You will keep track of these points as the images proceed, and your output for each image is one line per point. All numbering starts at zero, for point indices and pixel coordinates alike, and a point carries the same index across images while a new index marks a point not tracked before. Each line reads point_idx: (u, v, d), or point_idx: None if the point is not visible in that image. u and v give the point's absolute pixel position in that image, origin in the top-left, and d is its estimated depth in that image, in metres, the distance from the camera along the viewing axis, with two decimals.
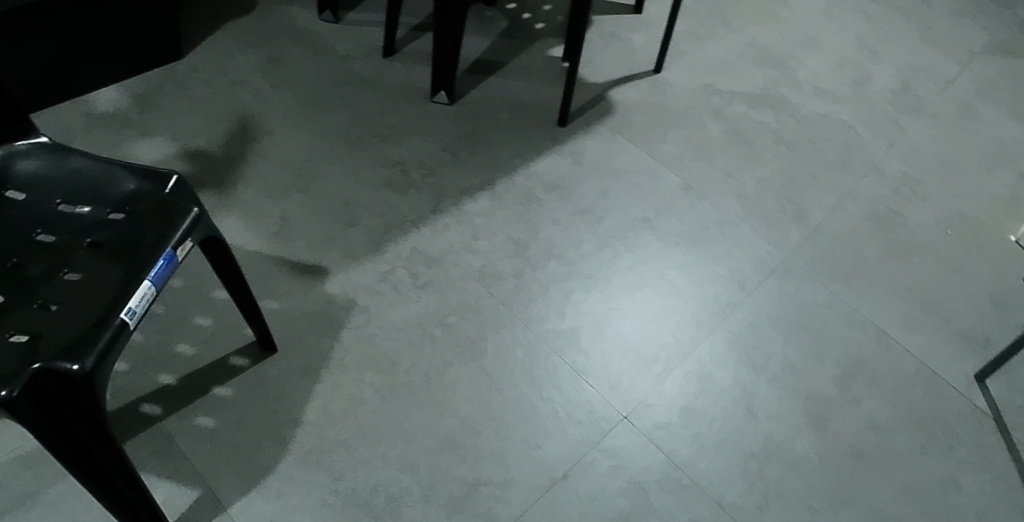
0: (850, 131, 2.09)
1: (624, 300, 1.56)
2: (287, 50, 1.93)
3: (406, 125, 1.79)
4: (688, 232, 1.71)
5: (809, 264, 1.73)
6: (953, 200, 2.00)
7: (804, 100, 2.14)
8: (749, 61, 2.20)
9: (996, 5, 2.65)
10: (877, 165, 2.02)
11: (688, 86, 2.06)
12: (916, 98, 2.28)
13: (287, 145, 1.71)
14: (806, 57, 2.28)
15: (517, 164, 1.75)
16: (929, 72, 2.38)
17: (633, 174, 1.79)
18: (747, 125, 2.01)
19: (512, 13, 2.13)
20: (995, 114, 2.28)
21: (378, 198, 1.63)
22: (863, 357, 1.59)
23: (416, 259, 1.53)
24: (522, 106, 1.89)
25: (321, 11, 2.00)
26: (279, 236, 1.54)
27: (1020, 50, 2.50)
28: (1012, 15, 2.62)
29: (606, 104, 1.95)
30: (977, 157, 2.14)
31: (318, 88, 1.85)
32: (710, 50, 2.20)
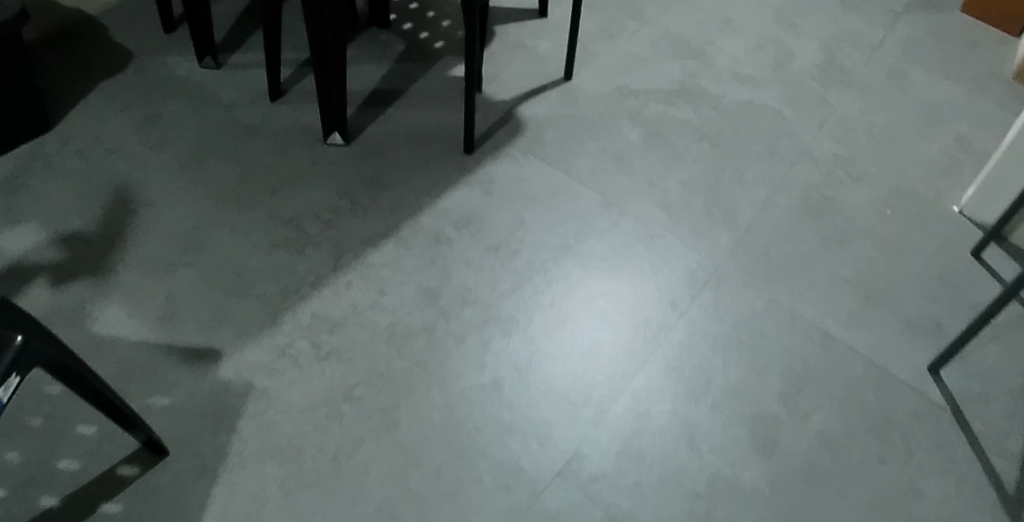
0: (776, 116, 2.00)
1: (548, 340, 1.45)
2: (166, 105, 1.76)
3: (300, 174, 1.65)
4: (612, 254, 1.60)
5: (744, 271, 1.63)
6: (889, 175, 1.93)
7: (725, 89, 2.04)
8: (663, 54, 2.10)
9: None
10: (806, 149, 1.93)
11: (601, 91, 1.95)
12: (841, 70, 2.21)
13: (170, 213, 1.57)
14: (722, 41, 2.18)
15: (422, 202, 1.63)
16: (854, 40, 2.33)
17: (548, 197, 1.68)
18: (666, 125, 1.90)
19: (408, 35, 2.00)
20: (921, 79, 2.26)
21: (274, 262, 1.50)
22: (809, 366, 1.50)
23: (318, 326, 1.41)
24: (425, 136, 1.76)
25: (200, 57, 1.84)
26: (165, 320, 1.41)
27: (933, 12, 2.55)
28: None
29: (516, 121, 1.83)
30: (908, 126, 2.09)
31: (202, 144, 1.70)
32: (621, 47, 2.09)
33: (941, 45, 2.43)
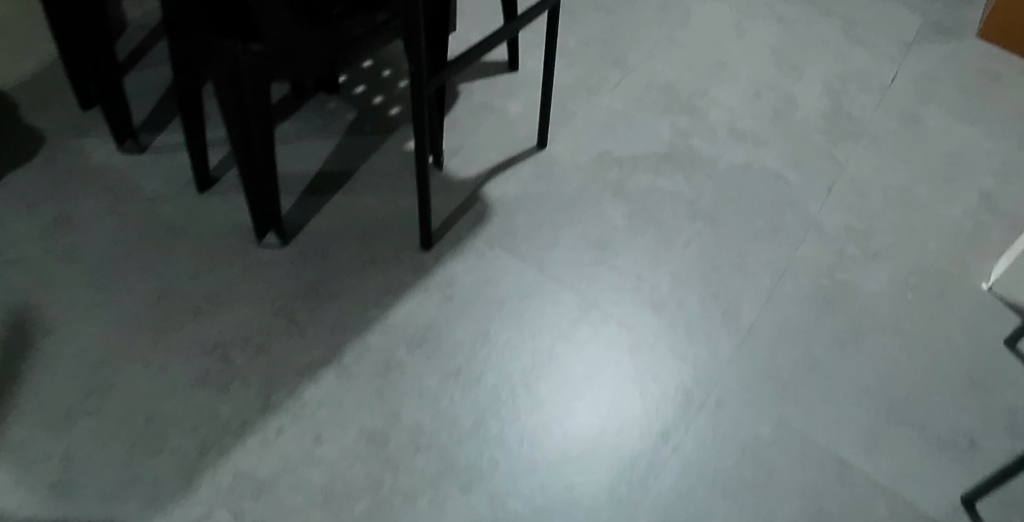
0: (778, 182, 1.76)
1: (517, 494, 1.22)
2: (79, 202, 1.53)
3: (229, 285, 1.42)
4: (593, 373, 1.37)
5: (746, 386, 1.40)
6: (909, 248, 1.70)
7: (721, 150, 1.81)
8: (651, 110, 1.88)
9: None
10: (814, 221, 1.70)
11: (581, 160, 1.72)
12: (849, 119, 1.98)
13: (75, 343, 1.34)
14: (716, 91, 1.97)
15: (370, 317, 1.39)
16: (862, 79, 2.12)
17: (518, 301, 1.45)
18: (655, 200, 1.66)
19: (360, 100, 1.76)
20: (938, 123, 2.04)
21: (193, 404, 1.27)
22: (822, 508, 1.28)
23: (241, 490, 1.19)
24: (375, 230, 1.51)
25: (119, 140, 1.61)
26: (59, 489, 1.18)
27: (944, 39, 2.36)
28: (931, 5, 2.48)
29: (482, 205, 1.59)
30: (927, 185, 1.86)
31: (118, 252, 1.46)
32: (602, 103, 1.87)
33: (956, 81, 2.21)
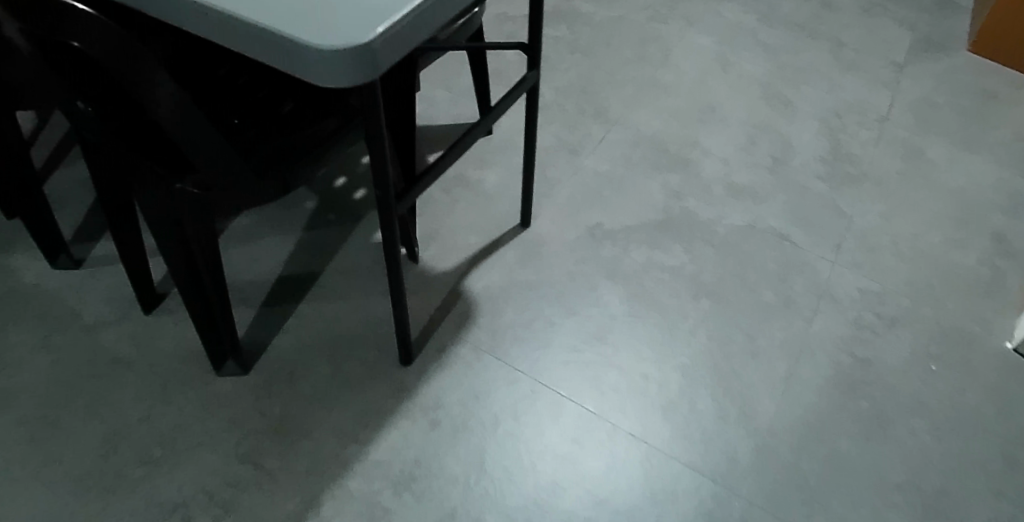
0: (783, 244, 1.62)
1: None
2: (11, 334, 1.35)
3: (187, 428, 1.25)
4: (605, 499, 1.22)
5: (772, 498, 1.25)
6: (928, 309, 1.55)
7: (719, 211, 1.67)
8: (640, 170, 1.73)
9: (896, 6, 2.40)
10: (826, 287, 1.56)
11: (569, 238, 1.57)
12: (850, 161, 1.85)
13: (12, 514, 1.16)
14: (706, 140, 1.83)
15: (349, 455, 1.23)
16: (857, 112, 2.00)
17: (513, 419, 1.29)
18: (653, 280, 1.51)
19: (321, 184, 1.59)
20: (943, 156, 1.91)
21: None
22: None
23: None
24: (348, 344, 1.35)
25: (52, 257, 1.43)
26: None
27: (937, 56, 2.23)
28: (919, 19, 2.36)
29: (464, 303, 1.43)
30: (939, 231, 1.72)
31: (57, 394, 1.28)
32: (587, 166, 1.72)
33: (955, 104, 2.07)
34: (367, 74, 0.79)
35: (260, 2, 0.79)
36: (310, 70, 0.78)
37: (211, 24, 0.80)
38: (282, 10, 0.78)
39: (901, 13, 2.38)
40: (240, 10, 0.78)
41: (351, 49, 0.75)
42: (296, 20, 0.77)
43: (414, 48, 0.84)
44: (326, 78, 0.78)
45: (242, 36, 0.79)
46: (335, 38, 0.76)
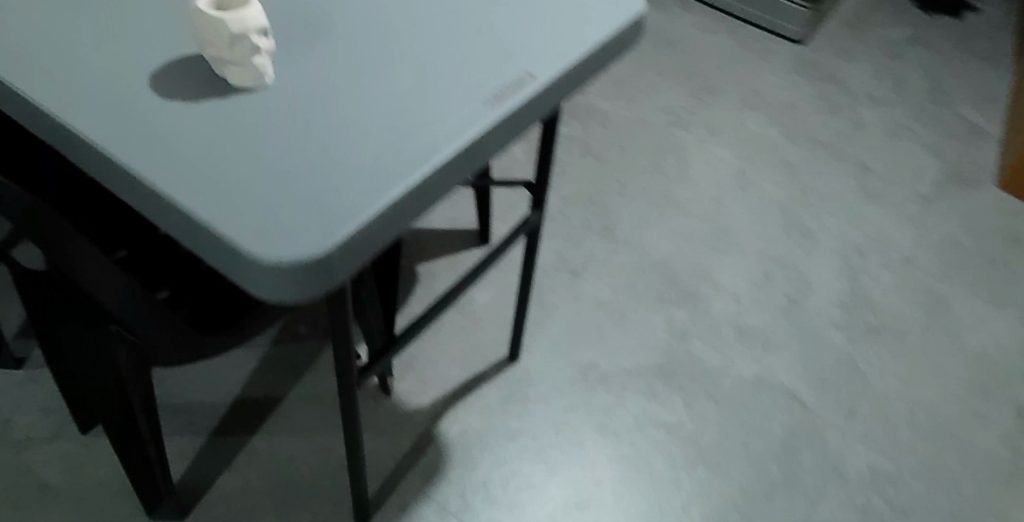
0: (792, 404, 1.49)
1: None
2: None
3: None
4: None
5: None
6: (944, 498, 1.41)
7: (725, 359, 1.53)
8: (644, 301, 1.60)
9: (927, 130, 2.29)
10: (835, 461, 1.42)
11: (560, 378, 1.43)
12: (869, 308, 1.72)
13: None
14: (718, 270, 1.71)
15: None
16: (879, 249, 1.88)
17: None
18: (646, 438, 1.38)
19: None
20: (969, 308, 1.77)
21: None
22: None
23: None
24: (301, 492, 1.22)
25: None
26: None
27: (967, 191, 2.11)
28: (950, 145, 2.25)
29: (436, 450, 1.30)
30: (960, 401, 1.57)
31: None
32: (588, 292, 1.60)
33: (984, 248, 1.94)
34: (318, 288, 0.63)
35: (204, 183, 0.64)
36: (245, 277, 0.62)
37: (140, 195, 0.66)
38: (228, 200, 0.63)
39: (931, 138, 2.26)
40: (173, 191, 0.63)
41: (298, 262, 0.60)
42: (239, 215, 0.62)
43: (383, 248, 0.68)
44: (265, 288, 0.62)
45: (171, 217, 0.64)
46: (280, 248, 0.60)
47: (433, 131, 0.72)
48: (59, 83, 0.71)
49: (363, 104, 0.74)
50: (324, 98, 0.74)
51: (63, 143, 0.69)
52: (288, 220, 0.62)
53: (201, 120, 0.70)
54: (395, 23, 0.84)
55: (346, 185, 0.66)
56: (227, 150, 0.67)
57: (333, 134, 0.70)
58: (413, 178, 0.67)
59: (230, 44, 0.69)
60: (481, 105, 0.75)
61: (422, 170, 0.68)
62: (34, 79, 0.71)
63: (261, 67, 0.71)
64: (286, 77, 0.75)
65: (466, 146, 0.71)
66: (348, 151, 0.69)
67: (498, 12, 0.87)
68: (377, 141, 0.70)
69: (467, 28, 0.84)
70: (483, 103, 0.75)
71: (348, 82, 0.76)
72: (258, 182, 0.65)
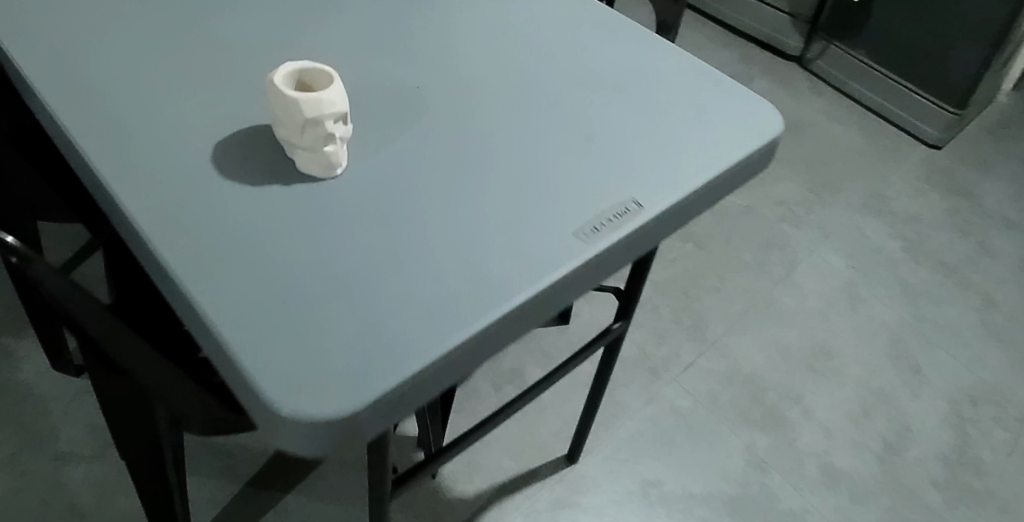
0: None
1: None
2: None
3: None
4: None
5: None
6: None
7: (803, 502, 1.38)
8: (723, 417, 1.47)
9: None
10: None
11: (617, 492, 1.32)
12: (978, 470, 1.52)
13: None
14: (810, 395, 1.56)
15: None
16: (998, 400, 1.67)
17: None
18: None
19: None
20: None
21: None
22: None
23: None
24: None
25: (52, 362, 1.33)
26: None
27: None
28: None
29: None
30: None
31: None
32: (664, 397, 1.48)
33: None
34: (347, 443, 0.56)
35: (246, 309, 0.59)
36: (267, 427, 0.56)
37: (184, 313, 0.61)
38: (266, 332, 0.58)
39: None
40: (212, 313, 0.59)
41: (322, 417, 0.53)
42: (274, 349, 0.57)
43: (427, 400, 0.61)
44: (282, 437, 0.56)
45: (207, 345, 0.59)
46: (308, 398, 0.54)
47: (508, 268, 0.64)
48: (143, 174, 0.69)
49: (441, 226, 0.67)
50: (401, 213, 0.68)
51: (129, 239, 0.67)
52: (321, 364, 0.56)
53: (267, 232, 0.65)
54: (495, 124, 0.78)
55: (399, 324, 0.59)
56: (285, 267, 0.63)
57: (402, 256, 0.64)
58: (474, 327, 0.60)
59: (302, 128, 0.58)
60: (571, 240, 0.67)
61: (487, 318, 0.60)
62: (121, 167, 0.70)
63: (334, 157, 0.60)
64: (365, 184, 0.70)
65: (539, 291, 0.63)
66: (414, 282, 0.62)
67: (613, 120, 0.79)
68: (447, 274, 0.63)
69: (574, 138, 0.77)
70: (574, 237, 0.67)
71: (431, 195, 0.70)
72: (301, 317, 0.59)
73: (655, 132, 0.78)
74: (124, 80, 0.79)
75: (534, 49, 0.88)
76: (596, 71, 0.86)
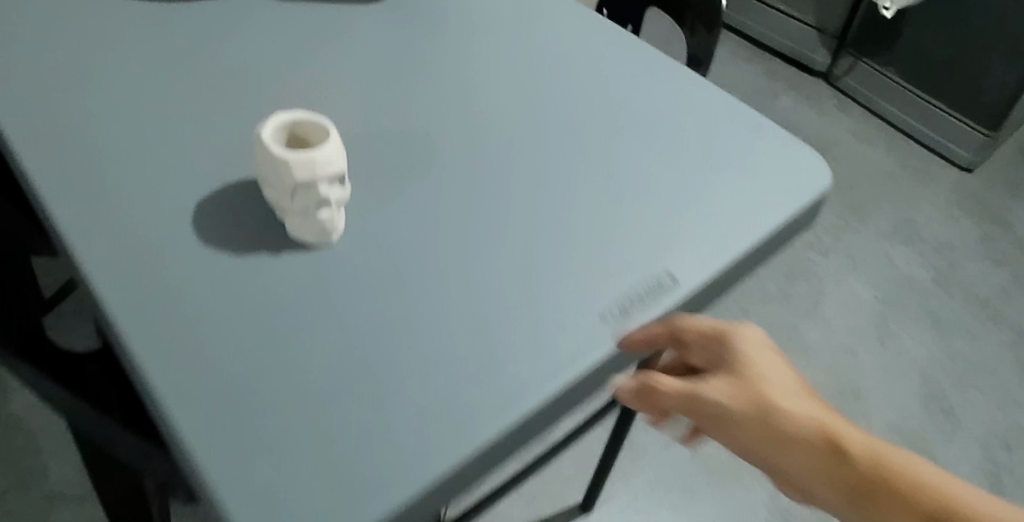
0: None
1: None
2: None
3: None
4: None
5: None
6: None
7: None
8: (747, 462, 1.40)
9: None
10: None
11: None
12: None
13: None
14: None
15: None
16: None
17: None
18: None
19: None
20: None
21: None
22: None
23: None
24: None
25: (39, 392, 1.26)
26: None
27: None
28: None
29: None
30: None
31: None
32: None
33: None
34: None
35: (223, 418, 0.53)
36: None
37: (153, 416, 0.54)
38: (245, 444, 0.52)
39: None
40: (183, 426, 0.53)
41: None
42: (257, 466, 0.51)
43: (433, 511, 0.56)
44: None
45: (183, 453, 0.53)
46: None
47: (529, 360, 0.59)
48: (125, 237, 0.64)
49: (456, 303, 0.62)
50: (413, 288, 0.63)
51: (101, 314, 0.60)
52: (315, 484, 0.51)
53: (261, 311, 0.60)
54: (517, 179, 0.72)
55: (406, 428, 0.54)
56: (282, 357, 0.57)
57: (413, 341, 0.59)
58: (493, 433, 0.55)
59: (293, 191, 0.51)
60: (595, 324, 0.62)
61: (506, 420, 0.55)
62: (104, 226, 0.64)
63: (330, 222, 0.53)
64: (372, 251, 0.65)
65: (563, 387, 0.58)
66: (427, 374, 0.57)
67: (643, 177, 0.73)
68: (462, 364, 0.58)
69: (600, 197, 0.71)
70: (598, 321, 0.62)
71: (444, 265, 0.65)
72: (303, 415, 0.54)
73: (686, 192, 0.72)
74: (122, 115, 0.74)
75: (559, 87, 0.82)
76: (624, 116, 0.79)
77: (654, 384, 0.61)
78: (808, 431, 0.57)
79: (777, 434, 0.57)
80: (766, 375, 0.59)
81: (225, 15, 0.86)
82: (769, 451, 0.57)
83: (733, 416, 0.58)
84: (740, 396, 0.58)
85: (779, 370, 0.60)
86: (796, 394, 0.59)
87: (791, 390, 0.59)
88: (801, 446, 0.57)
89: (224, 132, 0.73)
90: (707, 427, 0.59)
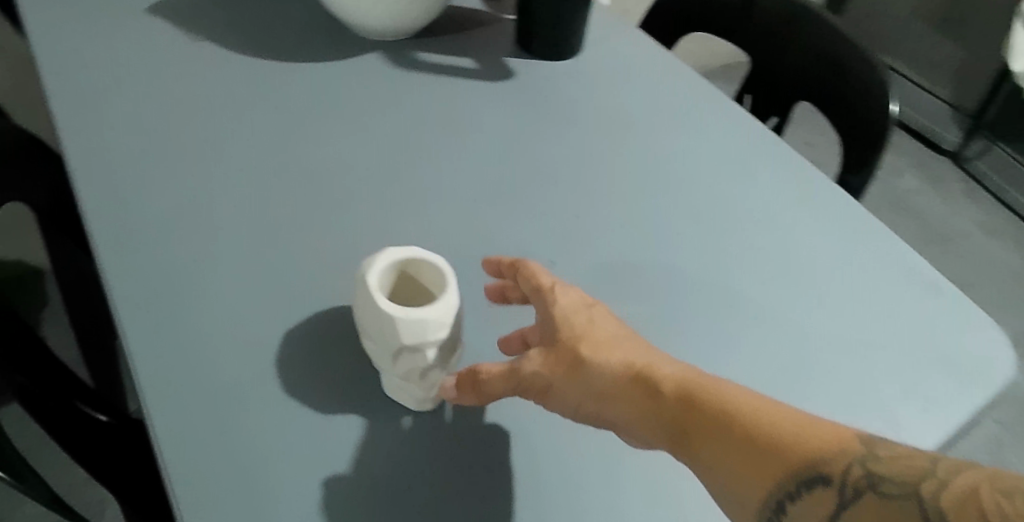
0: None
1: None
2: None
3: None
4: None
5: None
6: None
7: None
8: None
9: None
10: None
11: None
12: None
13: None
14: None
15: None
16: None
17: None
18: None
19: None
20: None
21: None
22: None
23: None
24: None
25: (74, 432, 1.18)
26: None
27: None
28: None
29: None
30: None
31: None
32: None
33: None
34: None
35: None
36: None
37: None
38: None
39: None
40: None
41: None
42: None
43: None
44: None
45: None
46: None
47: None
48: (194, 308, 0.56)
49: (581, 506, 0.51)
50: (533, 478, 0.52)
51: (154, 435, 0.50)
52: None
53: (338, 455, 0.51)
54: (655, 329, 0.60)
55: None
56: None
57: None
58: None
59: (393, 358, 0.49)
60: None
61: None
62: (173, 289, 0.57)
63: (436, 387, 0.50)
64: (485, 410, 0.54)
65: None
66: None
67: (796, 351, 0.62)
68: None
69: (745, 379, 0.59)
70: None
71: (569, 438, 0.54)
72: None
73: (849, 365, 0.61)
74: (212, 184, 0.65)
75: (696, 224, 0.71)
76: (774, 260, 0.68)
77: (475, 370, 0.50)
78: (625, 381, 0.47)
79: (595, 387, 0.47)
80: (588, 332, 0.49)
81: (342, 61, 0.79)
82: (601, 408, 0.47)
83: (554, 384, 0.48)
84: (558, 361, 0.49)
85: (610, 326, 0.50)
86: (620, 343, 0.49)
87: (615, 340, 0.49)
88: (622, 399, 0.47)
89: (317, 206, 0.65)
90: (540, 402, 0.50)
